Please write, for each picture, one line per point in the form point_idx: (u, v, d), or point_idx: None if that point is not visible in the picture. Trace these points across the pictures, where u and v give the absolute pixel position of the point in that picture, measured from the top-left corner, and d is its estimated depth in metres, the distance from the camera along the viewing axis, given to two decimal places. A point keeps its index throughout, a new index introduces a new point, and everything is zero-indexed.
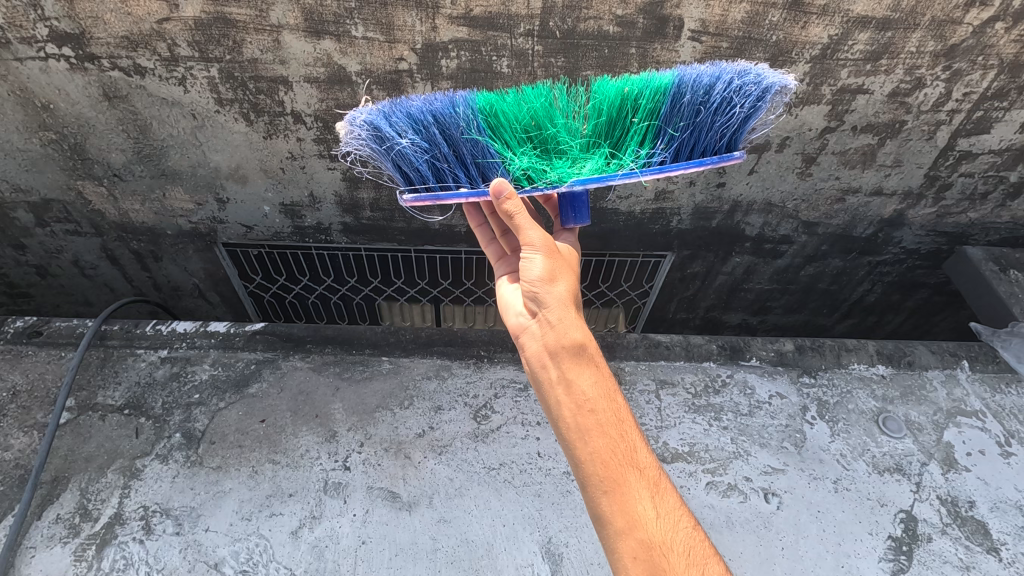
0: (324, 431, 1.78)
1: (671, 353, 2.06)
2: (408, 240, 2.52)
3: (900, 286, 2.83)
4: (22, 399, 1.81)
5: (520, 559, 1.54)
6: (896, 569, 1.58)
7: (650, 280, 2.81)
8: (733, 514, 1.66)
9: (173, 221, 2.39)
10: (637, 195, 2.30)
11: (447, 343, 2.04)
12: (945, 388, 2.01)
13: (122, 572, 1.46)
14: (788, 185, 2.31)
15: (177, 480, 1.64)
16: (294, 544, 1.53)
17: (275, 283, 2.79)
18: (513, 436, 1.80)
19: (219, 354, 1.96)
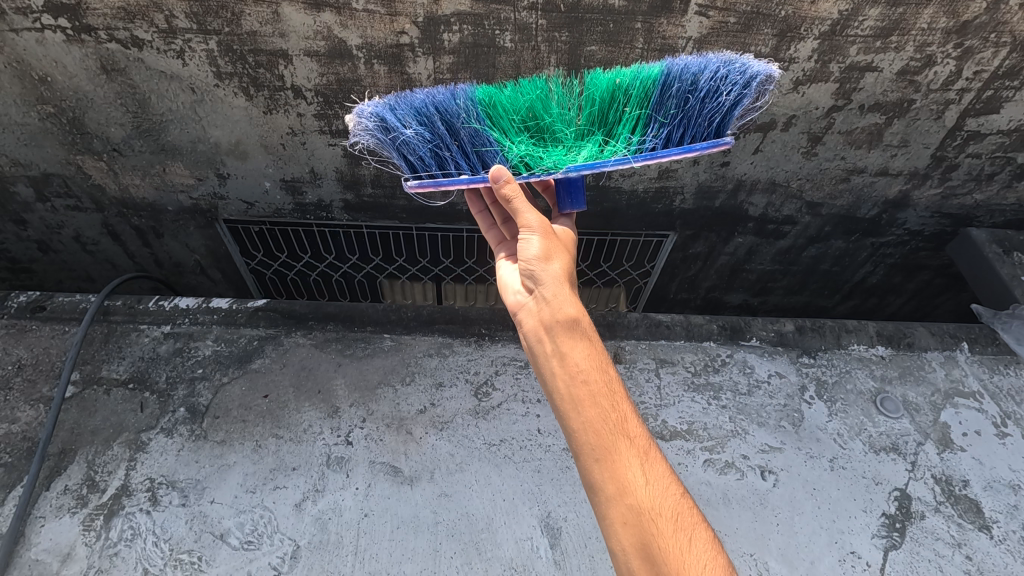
0: (327, 406, 1.79)
1: (671, 332, 2.07)
2: (409, 217, 2.51)
3: (902, 268, 2.82)
4: (27, 373, 1.83)
5: (519, 533, 1.56)
6: (889, 545, 1.61)
7: (652, 260, 2.80)
8: (730, 491, 1.68)
9: (174, 197, 2.38)
10: (640, 173, 2.29)
11: (448, 321, 2.05)
12: (944, 369, 2.02)
13: (130, 542, 1.49)
14: (793, 164, 2.29)
15: (182, 454, 1.67)
16: (298, 516, 1.56)
17: (277, 261, 2.79)
18: (513, 414, 1.82)
19: (221, 330, 1.97)
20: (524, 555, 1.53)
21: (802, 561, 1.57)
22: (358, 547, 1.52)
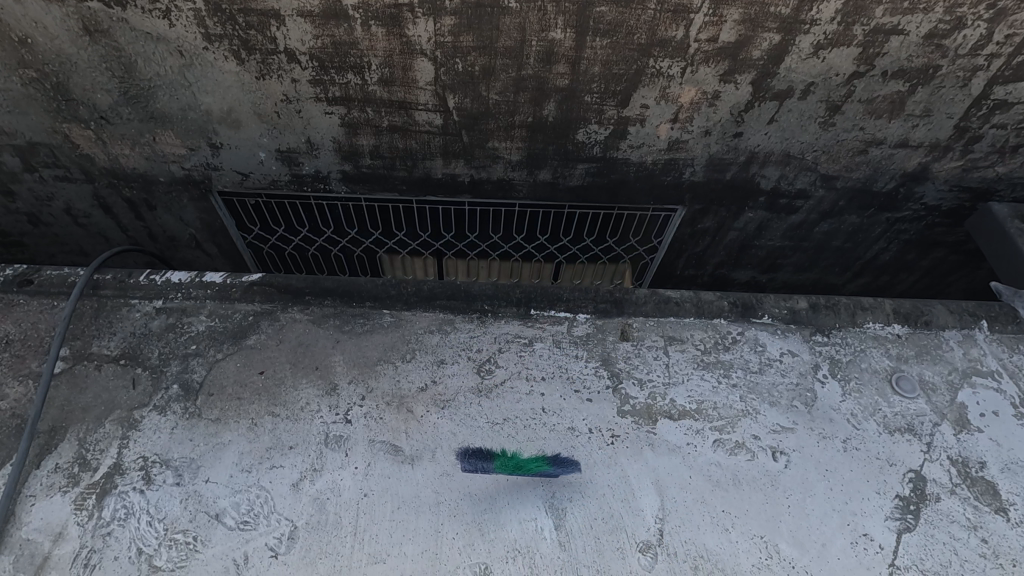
0: (325, 383, 1.74)
1: (681, 309, 1.99)
2: (410, 189, 2.42)
3: (917, 244, 2.73)
4: (16, 348, 1.77)
5: (522, 514, 1.52)
6: (902, 527, 1.57)
7: (659, 236, 2.72)
8: (740, 472, 1.64)
9: (165, 168, 2.29)
10: (649, 144, 2.20)
11: (450, 297, 1.97)
12: (962, 348, 1.95)
13: (123, 521, 1.45)
14: (810, 135, 2.18)
15: (176, 432, 1.62)
16: (295, 496, 1.52)
17: (274, 234, 2.71)
18: (517, 392, 1.76)
19: (215, 305, 1.90)
20: (528, 537, 1.48)
21: (813, 543, 1.53)
22: (357, 528, 1.47)
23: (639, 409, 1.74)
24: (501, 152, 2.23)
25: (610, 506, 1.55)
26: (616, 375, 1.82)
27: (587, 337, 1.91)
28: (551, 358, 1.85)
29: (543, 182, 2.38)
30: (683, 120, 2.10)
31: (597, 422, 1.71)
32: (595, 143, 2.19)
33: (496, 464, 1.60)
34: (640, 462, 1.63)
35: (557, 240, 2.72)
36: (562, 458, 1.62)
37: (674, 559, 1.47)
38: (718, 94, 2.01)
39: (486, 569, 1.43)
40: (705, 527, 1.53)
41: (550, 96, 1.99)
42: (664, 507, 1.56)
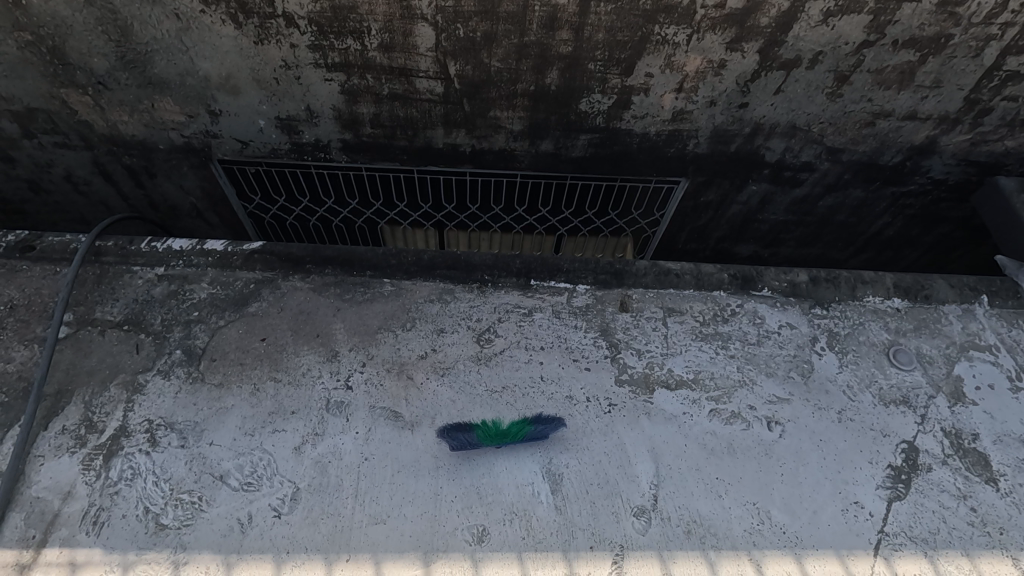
0: (325, 350, 1.76)
1: (680, 281, 1.99)
2: (411, 159, 2.40)
3: (921, 219, 2.71)
4: (20, 313, 1.79)
5: (520, 479, 1.55)
6: (892, 496, 1.60)
7: (662, 209, 2.70)
8: (734, 441, 1.66)
9: (164, 135, 2.28)
10: (653, 115, 2.17)
11: (450, 267, 1.98)
12: (961, 323, 1.96)
13: (131, 481, 1.49)
14: (816, 106, 2.15)
15: (180, 396, 1.64)
16: (297, 459, 1.55)
17: (275, 204, 2.70)
18: (516, 361, 1.78)
19: (217, 273, 1.91)
20: (525, 501, 1.52)
21: (804, 510, 1.56)
22: (358, 490, 1.51)
23: (637, 378, 1.76)
24: (503, 121, 2.20)
25: (607, 472, 1.58)
26: (615, 346, 1.83)
27: (587, 308, 1.92)
28: (550, 328, 1.86)
29: (545, 153, 2.35)
30: (688, 90, 2.07)
31: (595, 391, 1.73)
32: (598, 114, 2.16)
33: (478, 435, 1.60)
34: (636, 430, 1.66)
35: (559, 212, 2.70)
36: (558, 420, 1.66)
37: (667, 523, 1.51)
38: (724, 63, 1.97)
39: (483, 530, 1.46)
40: (699, 493, 1.56)
41: (553, 64, 1.96)
42: (659, 474, 1.59)
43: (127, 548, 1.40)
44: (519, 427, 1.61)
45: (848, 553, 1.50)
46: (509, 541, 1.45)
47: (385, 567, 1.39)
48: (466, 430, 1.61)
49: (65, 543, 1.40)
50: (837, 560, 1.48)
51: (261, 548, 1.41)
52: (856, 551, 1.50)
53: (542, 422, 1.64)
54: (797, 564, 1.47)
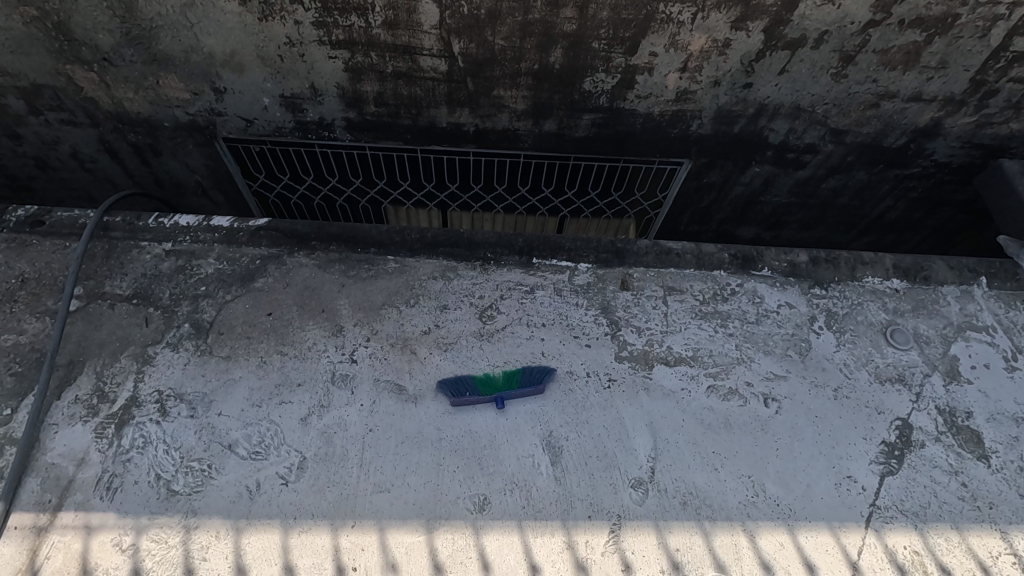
0: (331, 325, 1.79)
1: (681, 260, 2.01)
2: (414, 138, 2.41)
3: (924, 203, 2.71)
4: (31, 286, 1.82)
5: (521, 450, 1.59)
6: (885, 471, 1.63)
7: (664, 190, 2.70)
8: (731, 416, 1.70)
9: (169, 112, 2.29)
10: (656, 95, 2.17)
11: (453, 245, 2.00)
12: (959, 304, 1.97)
13: (142, 449, 1.53)
14: (821, 87, 2.14)
15: (189, 368, 1.68)
16: (303, 430, 1.59)
17: (279, 183, 2.71)
18: (518, 337, 1.81)
19: (223, 249, 1.94)
20: (525, 471, 1.56)
21: (798, 484, 1.59)
22: (363, 460, 1.55)
23: (637, 355, 1.79)
24: (506, 101, 2.20)
25: (605, 445, 1.61)
26: (615, 323, 1.86)
27: (588, 286, 1.94)
28: (552, 305, 1.89)
29: (548, 133, 2.36)
30: (692, 69, 2.07)
31: (595, 367, 1.76)
32: (601, 93, 2.16)
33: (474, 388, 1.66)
34: (635, 405, 1.69)
35: (562, 193, 2.71)
36: (552, 374, 1.72)
37: (664, 494, 1.55)
38: (729, 42, 1.96)
39: (485, 499, 1.50)
40: (695, 466, 1.60)
41: (557, 43, 1.96)
42: (656, 448, 1.62)
43: (140, 512, 1.44)
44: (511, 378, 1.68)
45: (840, 525, 1.53)
46: (509, 510, 1.49)
47: (389, 533, 1.44)
48: (466, 391, 1.66)
49: (80, 507, 1.44)
50: (829, 531, 1.52)
51: (269, 514, 1.45)
52: (848, 524, 1.54)
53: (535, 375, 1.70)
54: (790, 535, 1.51)
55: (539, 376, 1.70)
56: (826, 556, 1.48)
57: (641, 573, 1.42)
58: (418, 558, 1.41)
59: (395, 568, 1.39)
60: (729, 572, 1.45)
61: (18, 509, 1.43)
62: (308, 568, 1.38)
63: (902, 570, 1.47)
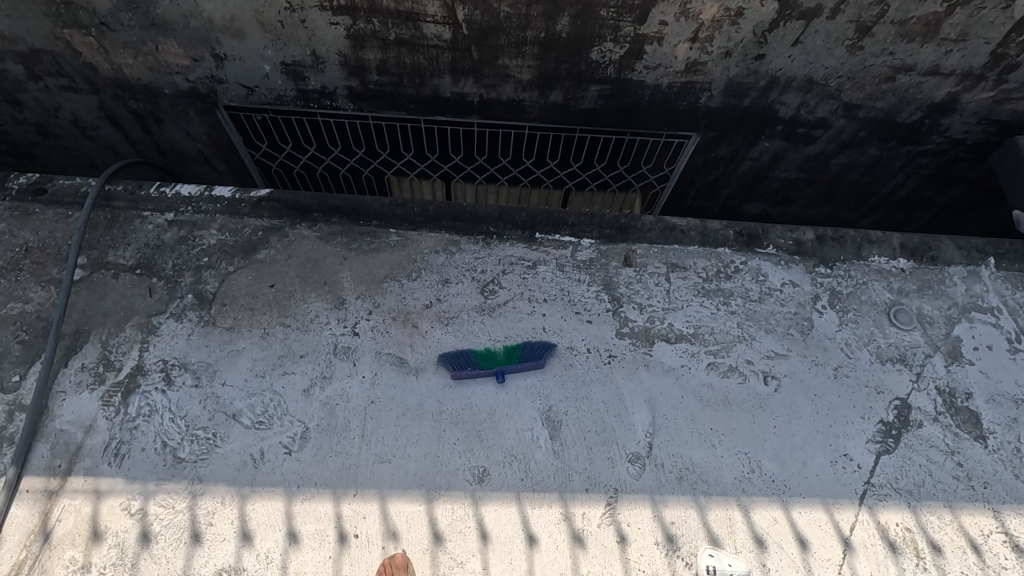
0: (333, 297, 1.80)
1: (685, 237, 2.00)
2: (418, 108, 2.36)
3: (936, 180, 2.65)
4: (35, 255, 1.83)
5: (520, 424, 1.61)
6: (881, 449, 1.64)
7: (671, 164, 2.65)
8: (731, 393, 1.71)
9: (169, 79, 2.25)
10: (665, 66, 2.11)
11: (456, 218, 1.99)
12: (965, 285, 1.96)
13: (148, 417, 1.56)
14: (835, 59, 2.08)
15: (193, 338, 1.70)
16: (306, 400, 1.61)
17: (282, 152, 2.67)
18: (519, 312, 1.81)
19: (225, 219, 1.93)
20: (524, 444, 1.58)
21: (794, 461, 1.61)
22: (365, 431, 1.57)
23: (637, 331, 1.80)
24: (511, 70, 2.15)
25: (604, 420, 1.63)
26: (617, 300, 1.85)
27: (591, 262, 1.93)
28: (554, 280, 1.88)
29: (554, 104, 2.31)
30: (703, 39, 2.01)
31: (596, 343, 1.76)
32: (609, 64, 2.11)
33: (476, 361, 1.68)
34: (635, 381, 1.70)
35: (567, 166, 2.67)
36: (552, 347, 1.74)
37: (661, 469, 1.57)
38: (741, 11, 1.90)
39: (484, 471, 1.53)
40: (692, 442, 1.62)
41: (564, 10, 1.90)
42: (654, 423, 1.64)
43: (147, 478, 1.47)
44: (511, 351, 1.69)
45: (833, 502, 1.56)
46: (508, 482, 1.52)
47: (389, 502, 1.47)
48: (468, 364, 1.67)
49: (89, 473, 1.48)
50: (822, 508, 1.54)
51: (272, 482, 1.49)
52: (842, 501, 1.56)
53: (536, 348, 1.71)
54: (784, 510, 1.53)
55: (539, 351, 1.71)
56: (819, 532, 1.51)
57: (636, 544, 1.45)
58: (417, 527, 1.44)
59: (395, 536, 1.43)
60: (723, 545, 1.47)
61: (29, 473, 1.47)
62: (311, 535, 1.42)
63: (893, 546, 1.49)
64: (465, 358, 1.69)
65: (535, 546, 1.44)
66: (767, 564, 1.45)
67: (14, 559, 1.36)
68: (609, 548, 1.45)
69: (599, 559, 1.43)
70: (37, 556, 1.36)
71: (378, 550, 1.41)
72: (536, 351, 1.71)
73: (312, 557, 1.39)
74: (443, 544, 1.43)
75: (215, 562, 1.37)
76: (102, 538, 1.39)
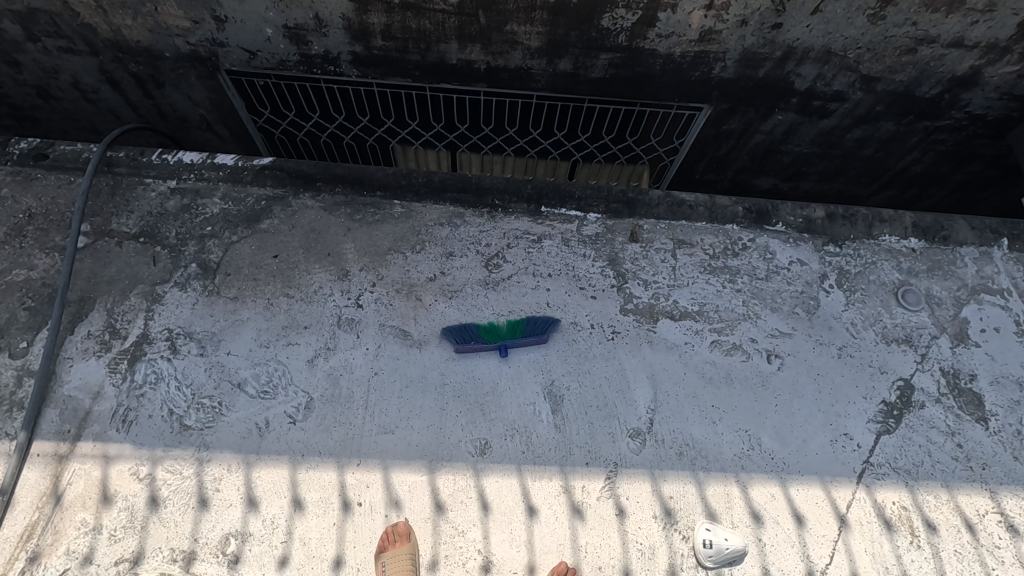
0: (336, 269, 1.79)
1: (693, 213, 1.97)
2: (424, 75, 2.29)
3: (952, 157, 2.57)
4: (38, 222, 1.82)
5: (522, 398, 1.62)
6: (882, 429, 1.65)
7: (681, 136, 2.58)
8: (733, 371, 1.71)
9: (169, 42, 2.16)
10: (679, 34, 2.03)
11: (460, 190, 1.96)
12: (975, 266, 1.93)
13: (155, 384, 1.58)
14: (856, 29, 2.00)
15: (197, 308, 1.70)
16: (310, 371, 1.62)
17: (285, 119, 2.62)
18: (524, 286, 1.80)
19: (228, 188, 1.92)
20: (526, 418, 1.59)
21: (794, 439, 1.62)
22: (368, 402, 1.59)
23: (642, 308, 1.79)
24: (519, 37, 2.06)
25: (606, 395, 1.64)
26: (622, 276, 1.84)
27: (596, 237, 1.91)
28: (559, 255, 1.87)
29: (563, 73, 2.23)
30: (719, 7, 1.93)
31: (599, 319, 1.76)
32: (620, 31, 2.02)
33: (480, 335, 1.68)
34: (637, 357, 1.70)
35: (574, 137, 2.62)
36: (555, 322, 1.73)
37: (661, 445, 1.58)
38: None
39: (486, 443, 1.55)
40: (693, 418, 1.62)
41: None
42: (656, 400, 1.64)
43: (154, 444, 1.50)
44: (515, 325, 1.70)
45: (831, 479, 1.57)
46: (509, 454, 1.54)
47: (392, 472, 1.49)
48: (473, 338, 1.68)
49: (98, 438, 1.50)
50: (820, 486, 1.56)
51: (278, 451, 1.51)
52: (839, 478, 1.57)
53: (540, 322, 1.72)
54: (781, 487, 1.55)
55: (544, 325, 1.71)
56: (815, 508, 1.52)
57: (633, 517, 1.48)
58: (420, 496, 1.47)
59: (398, 504, 1.46)
60: (720, 519, 1.49)
61: (39, 438, 1.49)
62: (315, 502, 1.45)
63: (888, 524, 1.51)
64: (469, 332, 1.69)
65: (535, 517, 1.47)
66: (763, 539, 1.48)
67: (27, 520, 1.39)
68: (607, 520, 1.47)
69: (597, 531, 1.46)
70: (49, 518, 1.39)
71: (381, 518, 1.44)
72: (541, 324, 1.72)
73: (317, 524, 1.42)
74: (445, 513, 1.46)
75: (223, 526, 1.41)
76: (113, 502, 1.42)
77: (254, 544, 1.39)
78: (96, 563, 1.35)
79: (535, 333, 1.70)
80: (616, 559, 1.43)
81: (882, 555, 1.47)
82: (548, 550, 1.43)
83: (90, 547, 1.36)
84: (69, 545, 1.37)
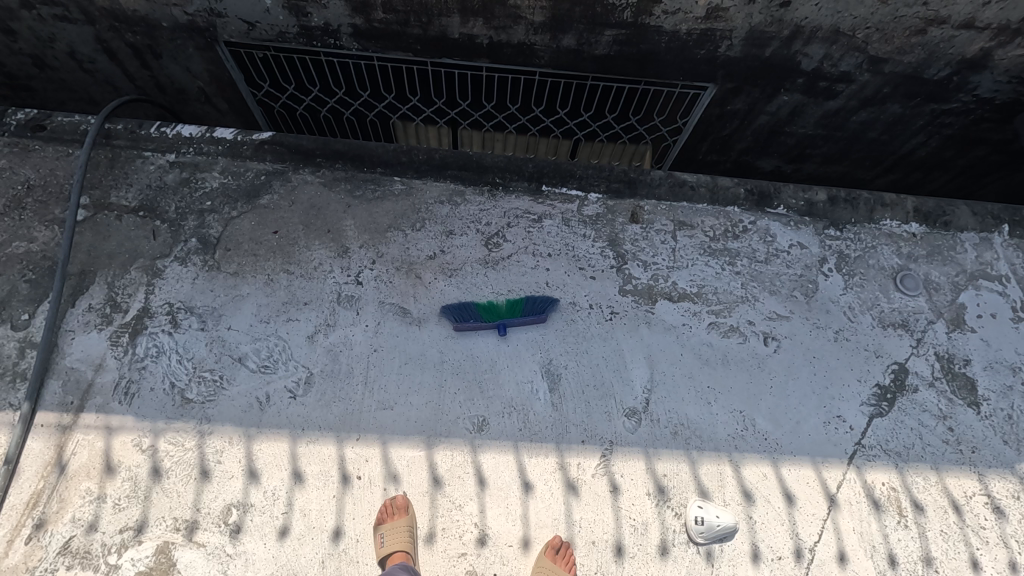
0: (336, 245, 1.80)
1: (695, 194, 1.96)
2: (425, 50, 2.24)
3: (958, 141, 2.54)
4: (37, 194, 1.82)
5: (520, 376, 1.63)
6: (875, 412, 1.67)
7: (685, 116, 2.54)
8: (729, 353, 1.72)
9: (166, 11, 2.10)
10: (686, 11, 1.98)
11: (462, 168, 1.95)
12: (976, 252, 1.93)
13: (156, 358, 1.59)
14: (865, 8, 1.96)
15: (198, 282, 1.71)
16: (310, 347, 1.64)
17: (285, 92, 2.57)
18: (523, 265, 1.81)
19: (227, 162, 1.91)
20: (523, 396, 1.61)
21: (788, 420, 1.64)
22: (368, 378, 1.60)
23: (640, 289, 1.79)
24: (523, 11, 2.02)
25: (603, 374, 1.65)
26: (622, 257, 1.84)
27: (597, 217, 1.91)
28: (559, 235, 1.87)
29: (567, 49, 2.19)
30: None
31: (598, 299, 1.77)
32: (626, 7, 1.97)
33: (482, 314, 1.69)
34: (635, 338, 1.72)
35: (577, 115, 2.59)
36: (553, 300, 1.74)
37: (656, 424, 1.60)
38: None
39: (483, 420, 1.57)
40: (689, 399, 1.64)
41: None
42: (652, 379, 1.66)
43: (156, 416, 1.52)
44: (514, 304, 1.71)
45: (823, 460, 1.60)
46: (507, 431, 1.56)
47: (391, 447, 1.52)
48: (474, 315, 1.69)
49: (100, 410, 1.52)
50: (811, 466, 1.58)
51: (278, 424, 1.53)
52: (830, 459, 1.60)
53: (539, 300, 1.72)
54: (773, 467, 1.57)
55: (544, 304, 1.72)
56: (806, 488, 1.55)
57: (627, 494, 1.51)
58: (418, 470, 1.50)
59: (396, 478, 1.48)
60: (712, 497, 1.52)
61: (43, 408, 1.51)
62: (315, 475, 1.48)
63: (876, 504, 1.54)
64: (470, 310, 1.70)
65: (531, 492, 1.49)
66: (754, 517, 1.51)
67: (32, 488, 1.42)
68: (601, 497, 1.50)
69: (592, 506, 1.49)
70: (54, 486, 1.42)
71: (379, 491, 1.47)
72: (541, 301, 1.72)
73: (317, 496, 1.45)
74: (442, 488, 1.49)
75: (225, 497, 1.43)
76: (116, 472, 1.45)
77: (256, 515, 1.42)
78: (101, 530, 1.38)
79: (535, 309, 1.71)
80: (610, 534, 1.46)
81: (870, 533, 1.51)
82: (543, 524, 1.46)
83: (95, 515, 1.39)
84: (75, 513, 1.39)
